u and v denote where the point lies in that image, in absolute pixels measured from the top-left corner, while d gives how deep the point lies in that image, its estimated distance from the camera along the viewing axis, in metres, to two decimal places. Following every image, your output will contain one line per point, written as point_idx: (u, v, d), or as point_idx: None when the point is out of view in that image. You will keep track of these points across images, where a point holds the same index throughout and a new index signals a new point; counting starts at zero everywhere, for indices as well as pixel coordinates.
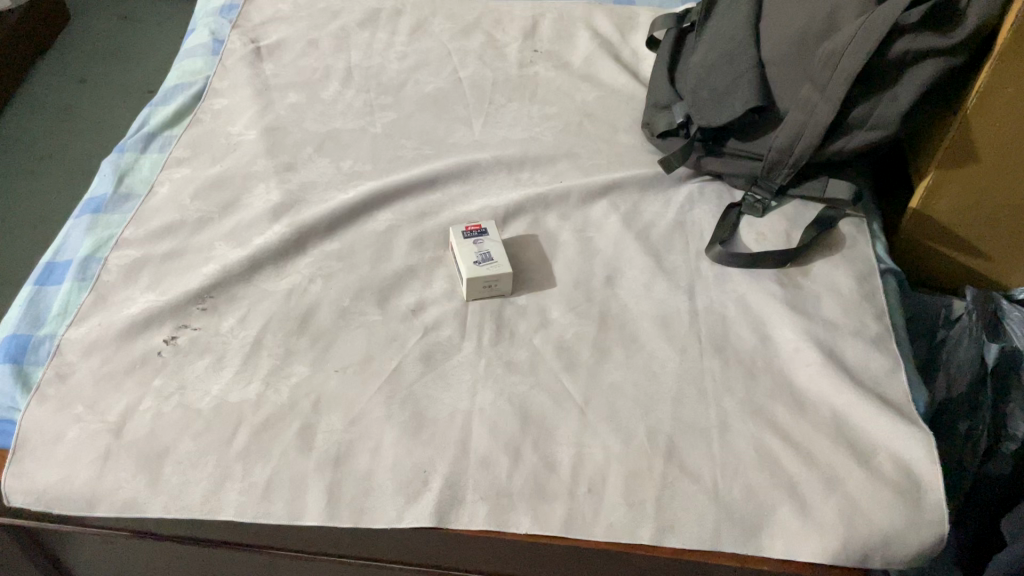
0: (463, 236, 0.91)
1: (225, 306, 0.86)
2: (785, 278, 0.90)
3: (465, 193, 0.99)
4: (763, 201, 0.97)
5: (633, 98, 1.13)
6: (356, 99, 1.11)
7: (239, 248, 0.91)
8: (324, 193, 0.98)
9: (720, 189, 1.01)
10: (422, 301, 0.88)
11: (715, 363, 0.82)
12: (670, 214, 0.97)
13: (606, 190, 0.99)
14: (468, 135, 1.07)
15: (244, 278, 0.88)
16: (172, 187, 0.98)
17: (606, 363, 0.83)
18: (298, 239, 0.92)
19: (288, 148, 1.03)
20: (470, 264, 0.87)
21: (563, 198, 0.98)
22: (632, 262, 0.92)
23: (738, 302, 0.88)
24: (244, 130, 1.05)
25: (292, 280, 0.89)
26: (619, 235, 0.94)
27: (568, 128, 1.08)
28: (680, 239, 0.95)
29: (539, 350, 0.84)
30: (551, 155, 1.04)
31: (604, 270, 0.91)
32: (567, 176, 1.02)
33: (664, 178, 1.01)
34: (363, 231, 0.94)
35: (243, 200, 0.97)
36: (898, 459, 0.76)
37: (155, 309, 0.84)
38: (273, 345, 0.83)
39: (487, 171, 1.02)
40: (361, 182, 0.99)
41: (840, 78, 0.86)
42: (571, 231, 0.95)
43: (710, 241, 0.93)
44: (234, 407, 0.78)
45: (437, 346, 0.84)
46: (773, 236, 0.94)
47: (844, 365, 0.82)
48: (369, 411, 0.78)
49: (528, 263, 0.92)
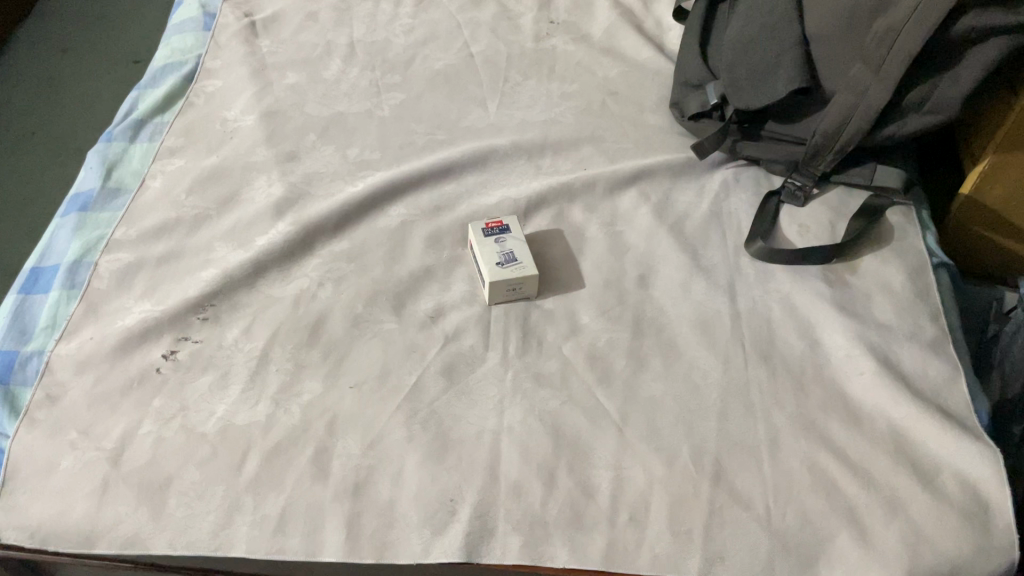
0: (484, 234, 0.84)
1: (229, 315, 0.79)
2: (832, 275, 0.84)
3: (483, 184, 0.92)
4: (806, 189, 0.90)
5: (659, 72, 1.05)
6: (361, 79, 1.03)
7: (240, 250, 0.83)
8: (331, 185, 0.90)
9: (757, 176, 0.94)
10: (441, 307, 0.81)
11: (761, 372, 0.76)
12: (704, 204, 0.90)
13: (635, 178, 0.92)
14: (483, 117, 0.99)
15: (248, 283, 0.81)
16: (165, 181, 0.90)
17: (643, 375, 0.76)
18: (304, 238, 0.85)
19: (290, 134, 0.95)
20: (493, 266, 0.80)
21: (589, 188, 0.91)
22: (666, 259, 0.85)
23: (783, 303, 0.82)
24: (242, 115, 0.97)
25: (299, 284, 0.82)
26: (652, 229, 0.87)
27: (591, 108, 1.00)
28: (716, 232, 0.88)
29: (570, 360, 0.77)
30: (574, 140, 0.96)
31: (637, 268, 0.84)
32: (592, 163, 0.94)
33: (696, 164, 0.94)
34: (374, 228, 0.87)
35: (243, 194, 0.89)
36: (964, 479, 0.69)
37: (151, 321, 0.78)
38: (282, 359, 0.76)
39: (505, 158, 0.94)
40: (371, 172, 0.92)
41: (896, 58, 0.78)
42: (598, 225, 0.88)
43: (749, 236, 0.86)
44: (241, 431, 0.72)
45: (460, 358, 0.77)
46: (818, 230, 0.88)
47: (900, 373, 0.76)
48: (388, 432, 0.72)
49: (553, 261, 0.85)
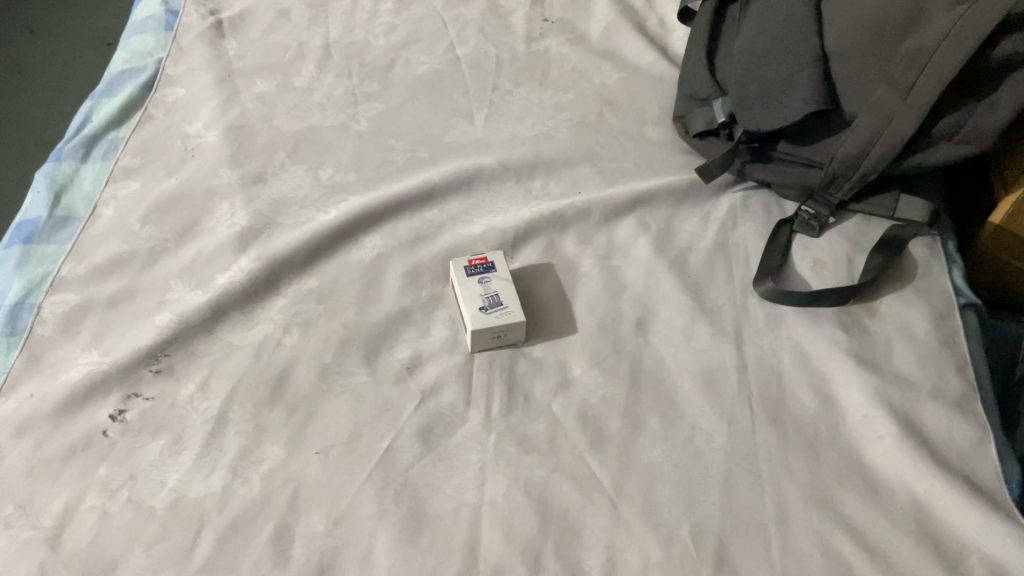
0: (467, 273, 0.76)
1: (184, 367, 0.72)
2: (848, 320, 0.76)
3: (468, 210, 0.84)
4: (822, 219, 0.82)
5: (662, 80, 0.96)
6: (336, 87, 0.94)
7: (198, 291, 0.76)
8: (300, 212, 0.82)
9: (768, 201, 0.85)
10: (418, 356, 0.74)
11: (769, 436, 0.69)
12: (709, 235, 0.82)
13: (634, 204, 0.84)
14: (469, 132, 0.91)
15: (206, 329, 0.74)
16: (118, 208, 0.82)
17: (640, 438, 0.69)
18: (269, 276, 0.77)
19: (257, 153, 0.87)
20: (475, 312, 0.73)
21: (583, 216, 0.83)
22: (667, 300, 0.77)
23: (795, 352, 0.74)
24: (204, 130, 0.89)
25: (263, 330, 0.74)
26: (651, 264, 0.80)
27: (587, 122, 0.92)
28: (722, 268, 0.80)
29: (560, 420, 0.70)
30: (568, 159, 0.88)
31: (634, 311, 0.77)
32: (587, 186, 0.86)
33: (701, 187, 0.86)
34: (347, 263, 0.79)
35: (203, 223, 0.81)
36: (994, 565, 0.62)
37: (98, 376, 0.70)
38: (241, 420, 0.69)
39: (492, 179, 0.86)
40: (345, 197, 0.84)
41: (930, 82, 0.70)
42: (593, 259, 0.81)
43: (759, 273, 0.78)
44: (195, 505, 0.65)
45: (438, 418, 0.70)
46: (834, 266, 0.80)
47: (923, 437, 0.69)
48: (357, 507, 0.65)
49: (543, 301, 0.77)
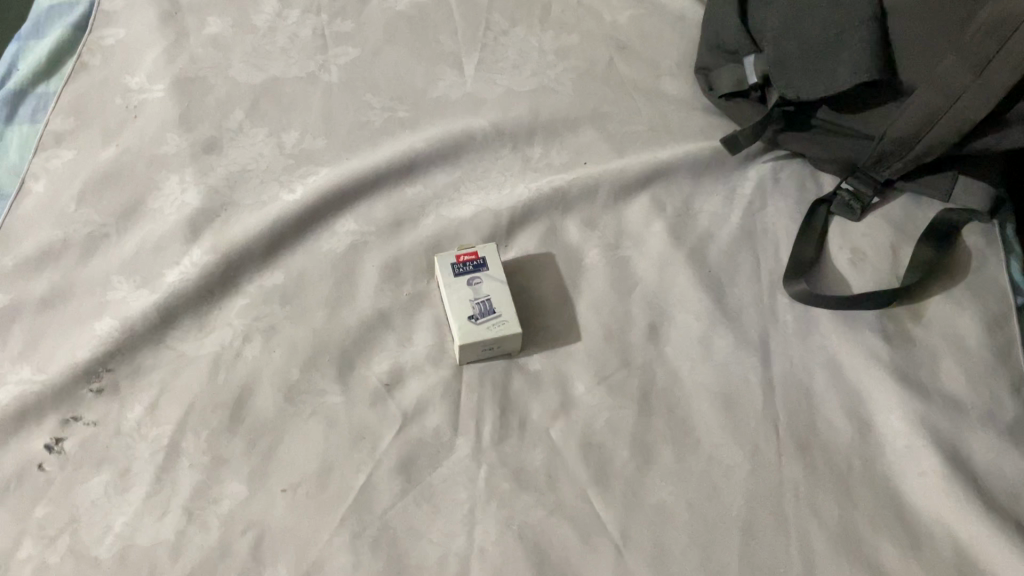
0: (454, 273, 0.66)
1: (131, 386, 0.63)
2: (890, 327, 0.67)
3: (455, 185, 0.73)
4: (864, 199, 0.71)
5: (682, 19, 0.83)
6: (302, 26, 0.80)
7: (144, 291, 0.66)
8: (261, 188, 0.71)
9: (802, 175, 0.74)
10: (398, 370, 0.65)
11: (797, 471, 0.61)
12: (733, 219, 0.72)
13: (648, 180, 0.73)
14: (457, 85, 0.78)
15: (153, 337, 0.65)
16: (50, 182, 0.71)
17: (650, 472, 0.61)
18: (225, 272, 0.67)
19: (210, 112, 0.75)
20: (464, 322, 0.63)
21: (589, 195, 0.72)
22: (683, 301, 0.68)
23: (827, 366, 0.65)
24: (148, 82, 0.76)
25: (219, 339, 0.65)
26: (666, 256, 0.69)
27: (594, 73, 0.79)
28: (748, 259, 0.70)
29: (559, 450, 0.62)
30: (572, 121, 0.76)
31: (646, 314, 0.67)
32: (593, 155, 0.74)
33: (725, 158, 0.74)
34: (316, 253, 0.69)
35: (149, 203, 0.70)
36: None
37: (30, 399, 0.61)
38: (197, 450, 0.61)
39: (485, 146, 0.75)
40: (313, 169, 0.72)
41: (1012, 60, 0.59)
42: (599, 248, 0.70)
43: (789, 271, 0.68)
44: (144, 556, 0.57)
45: (421, 447, 0.62)
46: (876, 258, 0.70)
47: (971, 472, 0.61)
48: (329, 557, 0.57)
49: (542, 301, 0.68)
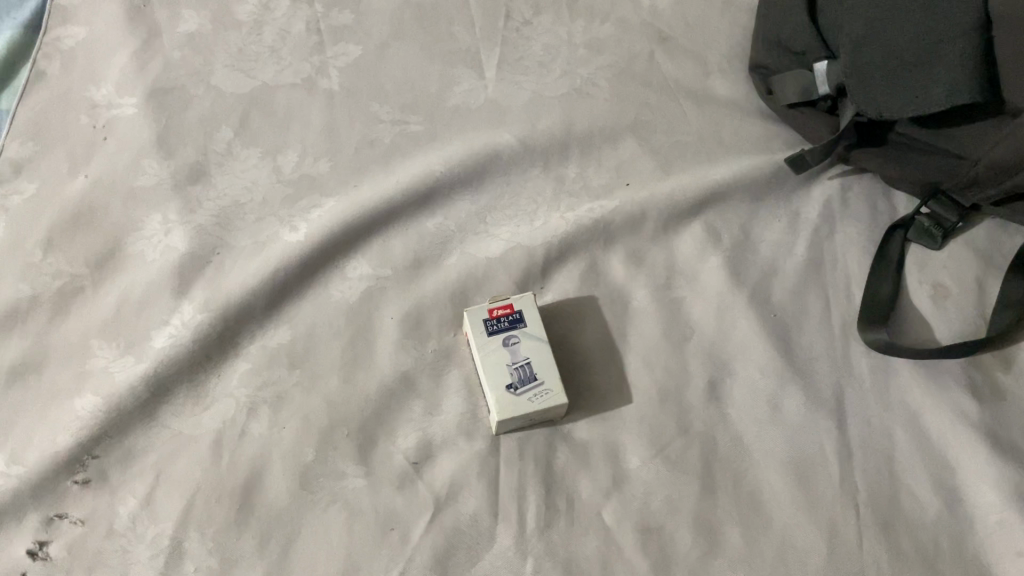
0: (488, 331, 0.57)
1: (122, 474, 0.55)
2: (978, 377, 0.59)
3: (481, 215, 0.64)
4: (946, 225, 0.63)
5: (730, 3, 0.72)
6: (294, 19, 0.69)
7: (130, 359, 0.57)
8: (257, 225, 0.62)
9: (873, 195, 0.65)
10: (427, 444, 0.57)
11: (881, 555, 0.54)
12: (798, 249, 0.63)
13: (700, 206, 0.64)
14: (477, 90, 0.68)
15: (144, 414, 0.56)
16: (10, 223, 0.60)
17: (717, 561, 0.54)
18: (222, 333, 0.58)
19: (192, 132, 0.64)
20: (502, 393, 0.55)
21: (634, 224, 0.63)
22: (746, 352, 0.60)
23: (910, 428, 0.58)
24: (117, 96, 0.65)
25: (219, 413, 0.57)
26: (725, 298, 0.61)
27: (633, 71, 0.69)
28: (817, 299, 0.62)
29: (614, 536, 0.55)
30: (610, 132, 0.66)
31: (704, 369, 0.59)
32: (637, 174, 0.65)
33: (786, 177, 0.66)
34: (325, 304, 0.60)
35: (128, 247, 0.60)
36: None
37: (5, 497, 0.53)
38: (202, 550, 0.53)
39: (512, 166, 0.65)
40: (317, 200, 0.63)
41: None
42: (648, 288, 0.62)
43: (863, 316, 0.60)
44: None
45: (457, 537, 0.54)
46: (960, 296, 0.62)
47: None
48: None
49: (586, 355, 0.59)
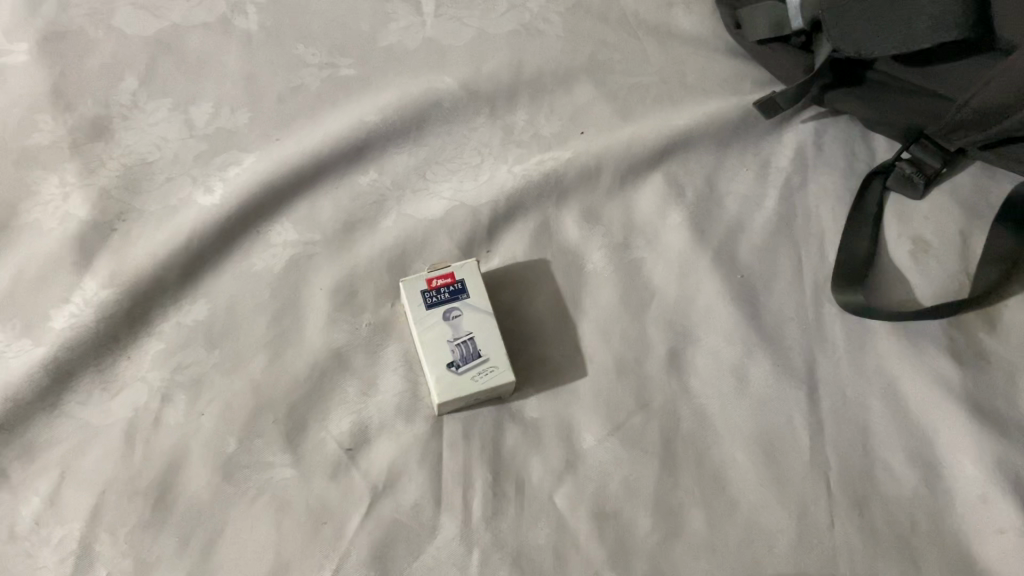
0: (427, 305, 0.52)
1: (22, 470, 0.49)
2: (959, 340, 0.55)
3: (419, 169, 0.57)
4: (928, 172, 0.57)
5: None
6: None
7: (27, 341, 0.51)
8: (169, 187, 0.55)
9: (849, 140, 0.60)
10: (362, 429, 0.51)
11: (853, 534, 0.50)
12: (768, 203, 0.58)
13: (660, 156, 0.59)
14: (414, 28, 0.61)
15: (46, 403, 0.50)
16: None
17: (677, 547, 0.49)
18: (131, 309, 0.52)
19: (93, 81, 0.57)
20: (443, 373, 0.50)
21: (589, 179, 0.58)
22: (711, 318, 0.55)
23: (886, 397, 0.53)
24: (5, 41, 0.57)
25: (131, 399, 0.51)
26: (688, 259, 0.56)
27: (589, 5, 0.62)
28: (788, 257, 0.57)
29: (568, 523, 0.50)
30: (563, 74, 0.60)
31: (665, 338, 0.54)
32: (592, 121, 0.59)
33: (754, 123, 0.60)
34: (246, 275, 0.54)
35: (21, 212, 0.53)
36: None
37: None
38: (114, 553, 0.48)
39: (454, 114, 0.59)
40: (235, 157, 0.56)
41: None
42: (605, 248, 0.56)
43: (838, 276, 0.55)
44: None
45: (397, 530, 0.49)
46: (942, 251, 0.57)
47: None
48: None
49: (536, 326, 0.54)
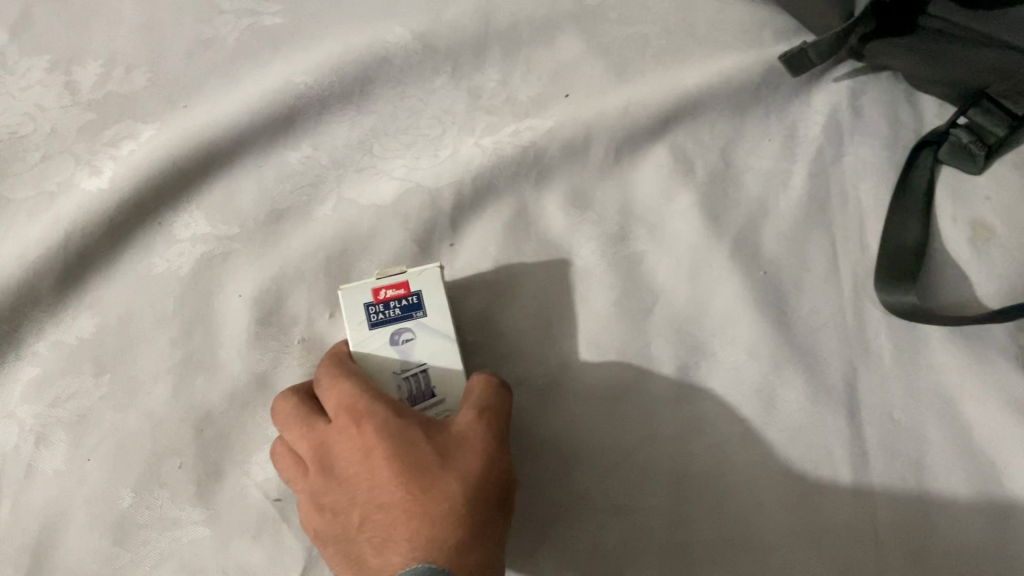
0: (371, 324, 0.40)
1: None
2: None
3: (364, 143, 0.46)
4: (990, 141, 0.46)
5: None
6: None
7: None
8: (44, 167, 0.44)
9: (893, 103, 0.49)
10: None
11: None
12: (795, 182, 0.47)
13: (663, 124, 0.48)
14: None
15: None
16: None
17: None
18: None
19: None
20: None
21: (576, 155, 0.47)
22: (727, 326, 0.45)
23: (944, 423, 0.44)
24: None
25: None
26: (698, 254, 0.46)
27: None
28: (821, 249, 0.46)
29: None
30: (542, 23, 0.48)
31: (672, 352, 0.44)
32: (580, 81, 0.48)
33: (779, 82, 0.49)
34: (145, 281, 0.43)
35: None
36: None
37: None
38: None
39: (408, 72, 0.47)
40: (130, 128, 0.44)
41: None
42: (595, 239, 0.46)
43: (881, 272, 0.45)
44: None
45: None
46: (1009, 238, 0.46)
47: None
48: None
49: (514, 338, 0.44)
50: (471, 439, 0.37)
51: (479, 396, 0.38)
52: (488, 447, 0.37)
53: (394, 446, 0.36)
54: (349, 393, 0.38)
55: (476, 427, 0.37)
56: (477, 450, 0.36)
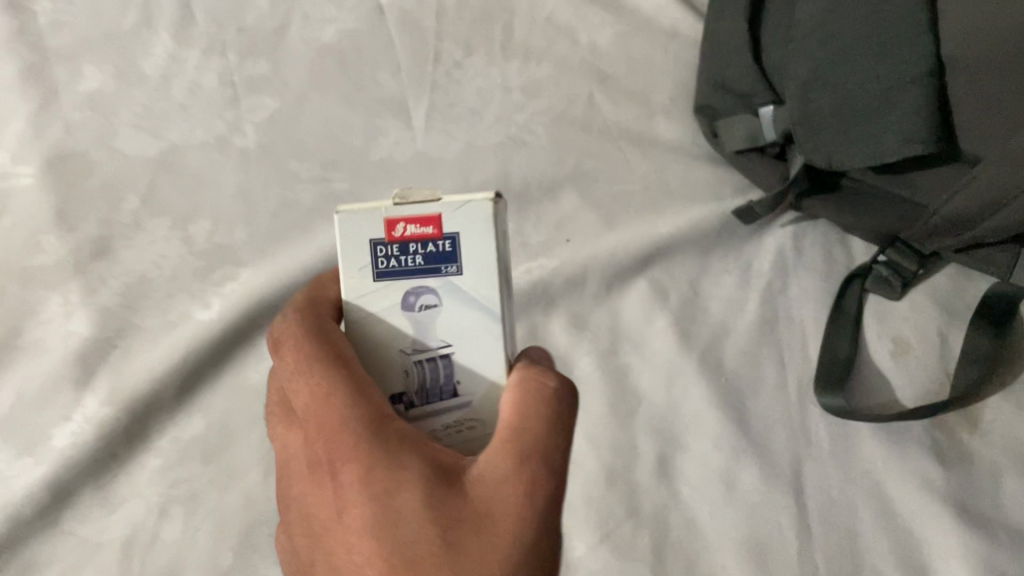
0: (381, 273, 0.40)
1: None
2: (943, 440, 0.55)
3: None
4: (904, 274, 0.58)
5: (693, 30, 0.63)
6: (205, 71, 0.60)
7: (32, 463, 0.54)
8: (166, 303, 0.57)
9: (828, 242, 0.61)
10: None
11: None
12: (751, 306, 0.59)
13: (645, 262, 0.61)
14: (404, 142, 0.61)
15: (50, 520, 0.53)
16: None
17: None
18: (128, 427, 0.55)
19: (94, 204, 0.58)
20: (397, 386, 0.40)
21: (575, 288, 0.60)
22: (698, 424, 0.56)
23: (873, 502, 0.54)
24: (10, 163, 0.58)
25: (128, 514, 0.54)
26: (673, 366, 0.58)
27: (573, 115, 0.62)
28: (772, 361, 0.58)
29: None
30: (549, 184, 0.61)
31: (653, 444, 0.56)
32: (579, 229, 0.61)
33: (737, 228, 0.61)
34: (241, 389, 0.56)
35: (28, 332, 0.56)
36: None
37: None
38: None
39: None
40: (232, 272, 0.58)
41: None
42: (591, 353, 0.58)
43: (821, 379, 0.56)
44: None
45: None
46: (922, 353, 0.58)
47: None
48: None
49: None
50: (493, 511, 0.33)
51: (515, 440, 0.35)
52: (518, 504, 0.33)
53: (383, 502, 0.33)
54: (342, 419, 0.35)
55: (504, 488, 0.34)
56: (499, 511, 0.33)
